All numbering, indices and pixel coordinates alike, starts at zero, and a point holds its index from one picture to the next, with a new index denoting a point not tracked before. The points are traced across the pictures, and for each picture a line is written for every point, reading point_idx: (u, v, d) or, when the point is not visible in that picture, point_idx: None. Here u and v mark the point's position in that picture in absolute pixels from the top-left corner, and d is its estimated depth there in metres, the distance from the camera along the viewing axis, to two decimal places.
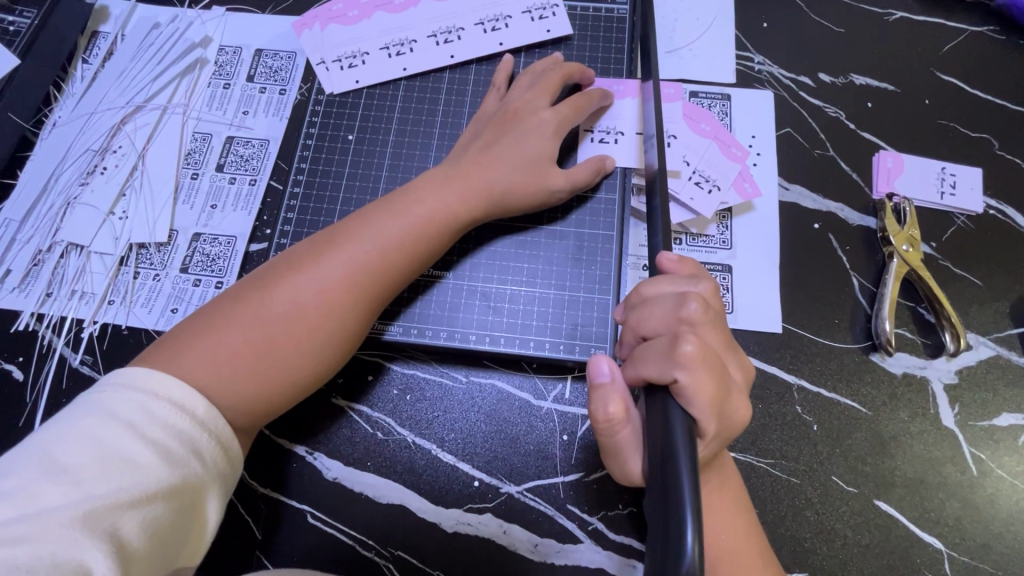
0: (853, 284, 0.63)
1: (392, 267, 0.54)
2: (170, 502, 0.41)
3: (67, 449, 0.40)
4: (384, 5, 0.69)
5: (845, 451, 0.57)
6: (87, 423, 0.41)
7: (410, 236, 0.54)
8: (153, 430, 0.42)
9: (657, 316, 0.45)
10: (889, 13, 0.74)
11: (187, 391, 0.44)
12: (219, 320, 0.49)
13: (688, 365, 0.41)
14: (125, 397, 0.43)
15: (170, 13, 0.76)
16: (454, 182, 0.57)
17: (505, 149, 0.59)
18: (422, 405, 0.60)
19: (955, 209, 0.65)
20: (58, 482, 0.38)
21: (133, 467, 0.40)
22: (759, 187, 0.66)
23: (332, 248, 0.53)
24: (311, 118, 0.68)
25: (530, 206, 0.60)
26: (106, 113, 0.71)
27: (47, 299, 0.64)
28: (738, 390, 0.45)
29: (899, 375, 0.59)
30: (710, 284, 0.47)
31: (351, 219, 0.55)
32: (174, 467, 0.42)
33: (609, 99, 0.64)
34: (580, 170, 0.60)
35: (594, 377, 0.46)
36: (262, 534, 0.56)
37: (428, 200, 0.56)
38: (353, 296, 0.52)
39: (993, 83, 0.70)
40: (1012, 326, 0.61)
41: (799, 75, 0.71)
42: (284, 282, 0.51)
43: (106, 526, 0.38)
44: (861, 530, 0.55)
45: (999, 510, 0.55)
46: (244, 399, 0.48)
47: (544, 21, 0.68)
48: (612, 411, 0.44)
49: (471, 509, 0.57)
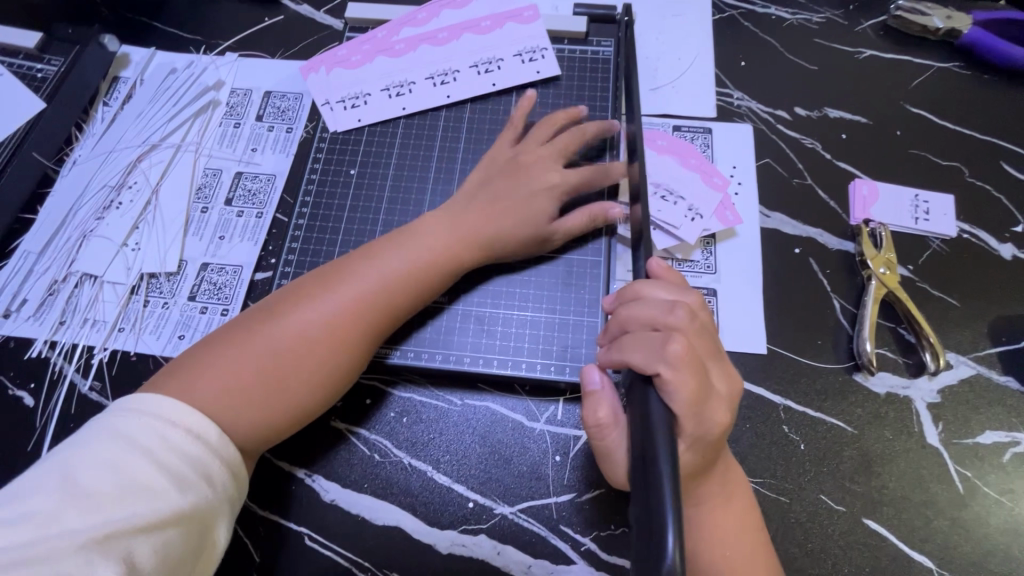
0: (835, 305, 0.65)
1: (393, 302, 0.56)
2: (181, 527, 0.43)
3: (88, 473, 0.42)
4: (385, 50, 0.74)
5: (832, 469, 0.58)
6: (106, 449, 0.44)
7: (411, 276, 0.57)
8: (168, 456, 0.44)
9: (648, 316, 0.49)
10: (859, 51, 0.78)
11: (201, 420, 0.47)
12: (227, 352, 0.52)
13: (674, 363, 0.44)
14: (145, 424, 0.45)
15: (186, 59, 0.81)
16: (460, 227, 0.60)
17: (511, 199, 0.62)
18: (418, 427, 0.61)
19: (930, 234, 0.67)
20: (79, 504, 0.41)
21: (149, 492, 0.43)
22: (740, 215, 0.69)
23: (339, 286, 0.55)
24: (316, 153, 0.72)
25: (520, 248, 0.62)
26: (124, 151, 0.75)
27: (60, 327, 0.67)
28: (719, 398, 0.47)
29: (882, 394, 0.61)
30: (696, 296, 0.51)
31: (355, 256, 0.58)
32: (186, 492, 0.44)
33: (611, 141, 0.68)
34: (571, 222, 0.62)
35: (587, 385, 0.53)
36: (260, 557, 0.57)
37: (431, 243, 0.59)
38: (359, 335, 0.54)
39: (960, 114, 0.74)
40: (990, 345, 0.63)
41: (776, 109, 0.75)
42: (291, 313, 0.54)
43: (121, 549, 0.41)
44: (852, 549, 0.56)
45: (988, 528, 0.56)
46: (253, 429, 0.50)
47: (534, 64, 0.73)
48: (600, 416, 0.51)
49: (466, 530, 0.58)
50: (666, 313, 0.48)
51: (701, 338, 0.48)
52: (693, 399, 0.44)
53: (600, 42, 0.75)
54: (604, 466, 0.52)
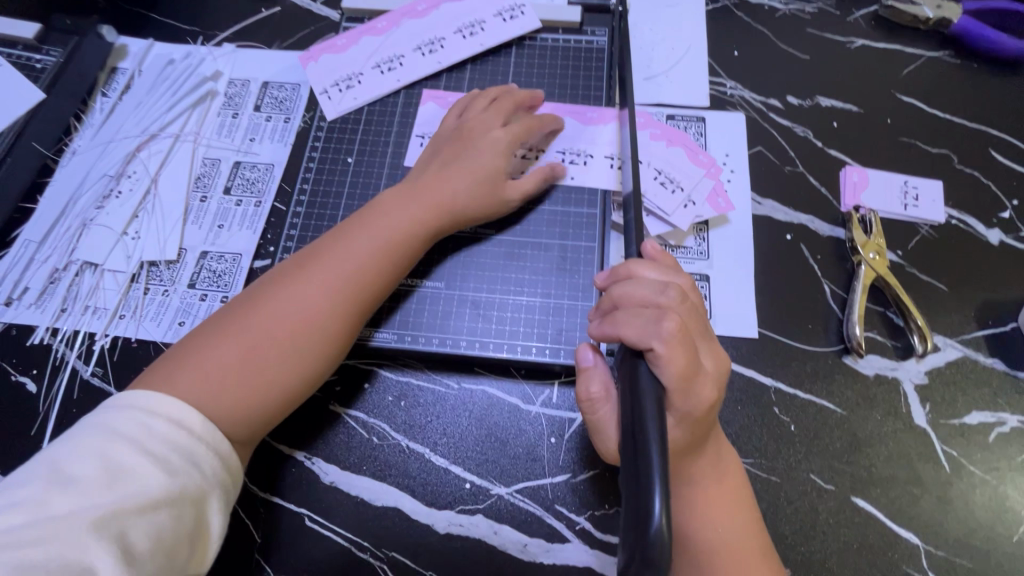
0: (825, 290, 0.66)
1: (368, 278, 0.57)
2: (171, 512, 0.44)
3: (74, 463, 0.44)
4: (369, 29, 0.75)
5: (822, 450, 0.60)
6: (96, 441, 0.45)
7: (389, 247, 0.59)
8: (153, 443, 0.46)
9: (640, 294, 0.50)
10: (850, 40, 0.79)
11: (184, 407, 0.48)
12: (209, 340, 0.53)
13: (667, 338, 0.45)
14: (128, 415, 0.47)
15: (184, 50, 0.82)
16: (422, 198, 0.61)
17: (459, 165, 0.63)
18: (416, 410, 0.62)
19: (919, 219, 0.69)
20: (67, 491, 0.42)
21: (136, 477, 0.44)
22: (732, 202, 0.70)
23: (313, 266, 0.57)
24: (314, 142, 0.73)
25: (485, 214, 0.64)
26: (123, 141, 0.76)
27: (61, 314, 0.68)
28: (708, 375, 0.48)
29: (871, 376, 0.62)
30: (687, 279, 0.53)
31: (326, 239, 0.59)
32: (175, 478, 0.45)
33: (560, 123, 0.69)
34: (525, 182, 0.65)
35: (581, 361, 0.54)
36: (261, 537, 0.59)
37: (396, 216, 0.60)
38: (335, 307, 0.55)
39: (950, 103, 0.75)
40: (977, 328, 0.64)
41: (768, 98, 0.76)
42: (267, 300, 0.55)
43: (112, 532, 0.42)
44: (841, 526, 0.57)
45: (974, 506, 0.57)
46: (242, 411, 0.51)
47: (516, 21, 0.75)
48: (593, 391, 0.52)
49: (463, 510, 0.59)
50: (658, 293, 0.49)
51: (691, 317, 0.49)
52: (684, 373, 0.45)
53: (595, 31, 0.76)
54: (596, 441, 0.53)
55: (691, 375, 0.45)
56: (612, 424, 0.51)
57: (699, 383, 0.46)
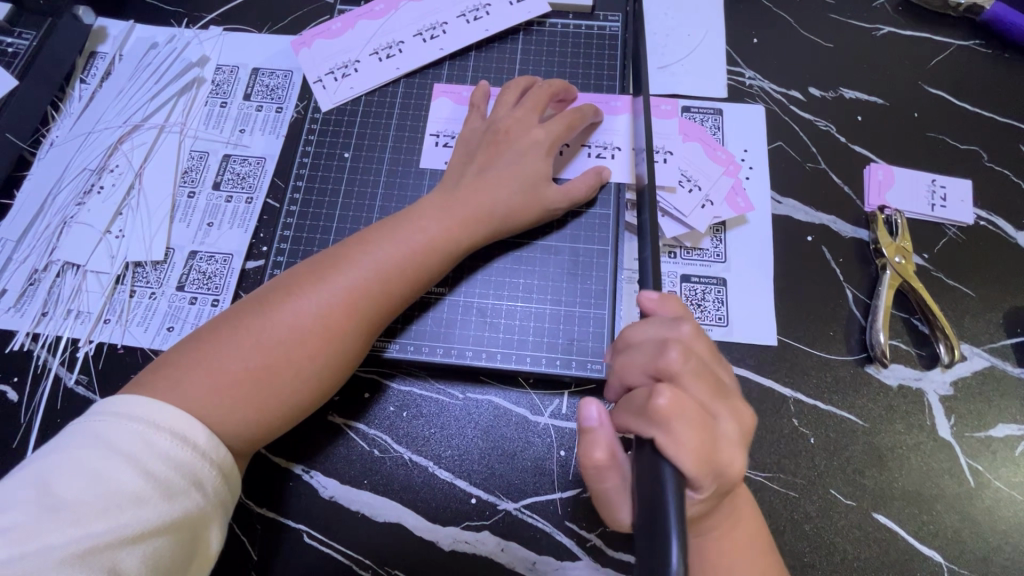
0: (847, 296, 0.63)
1: (390, 292, 0.54)
2: (170, 536, 0.41)
3: (66, 484, 0.40)
4: (365, 13, 0.70)
5: (843, 463, 0.57)
6: (86, 457, 0.41)
7: (414, 258, 0.55)
8: (154, 462, 0.42)
9: (637, 362, 0.46)
10: (877, 28, 0.75)
11: (187, 422, 0.45)
12: (220, 343, 0.49)
13: (663, 422, 0.41)
14: (126, 429, 0.43)
15: (168, 33, 0.77)
16: (455, 206, 0.57)
17: (498, 171, 0.59)
18: (419, 422, 0.60)
19: (947, 221, 0.65)
20: (58, 516, 0.38)
21: (136, 500, 0.40)
22: (751, 200, 0.66)
23: (335, 273, 0.53)
24: (308, 135, 0.68)
25: (527, 224, 0.60)
26: (104, 132, 0.71)
27: (42, 318, 0.64)
28: (731, 442, 0.43)
29: (894, 386, 0.59)
30: (693, 325, 0.46)
31: (349, 244, 0.55)
32: (176, 500, 0.42)
33: (600, 117, 0.65)
34: (575, 187, 0.61)
35: (582, 421, 0.46)
36: (258, 554, 0.56)
37: (427, 225, 0.56)
38: (353, 322, 0.52)
39: (980, 95, 0.71)
40: (1006, 337, 0.61)
41: (789, 90, 0.72)
42: (283, 307, 0.51)
43: (107, 562, 0.38)
44: (861, 544, 0.55)
45: (998, 523, 0.55)
46: (247, 427, 0.48)
47: (523, 4, 0.70)
48: (599, 457, 0.45)
49: (469, 527, 0.56)
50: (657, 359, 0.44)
51: (704, 383, 0.44)
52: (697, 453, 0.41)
53: (607, 16, 0.71)
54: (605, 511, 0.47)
55: (703, 450, 0.41)
56: (623, 492, 0.45)
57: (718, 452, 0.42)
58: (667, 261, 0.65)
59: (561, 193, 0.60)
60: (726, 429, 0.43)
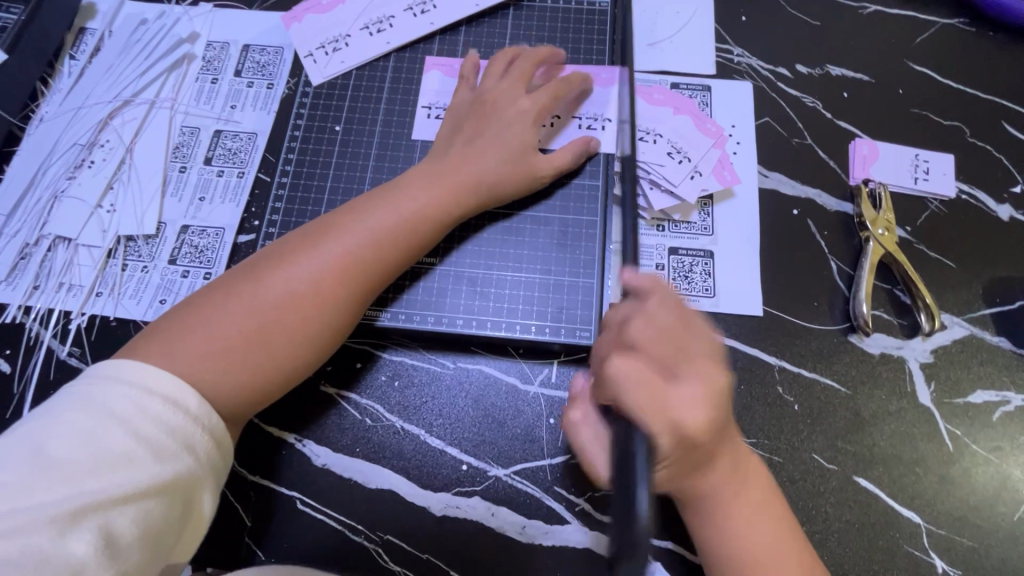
0: (832, 267, 0.64)
1: (380, 260, 0.54)
2: (162, 497, 0.42)
3: (60, 444, 0.41)
4: None
5: (826, 429, 0.59)
6: (79, 418, 0.42)
7: (404, 226, 0.55)
8: (146, 425, 0.43)
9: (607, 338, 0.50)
10: (863, 6, 0.76)
11: (179, 387, 0.45)
12: (211, 311, 0.50)
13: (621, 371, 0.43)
14: (119, 392, 0.43)
15: (157, 9, 0.76)
16: (446, 176, 0.58)
17: (486, 140, 0.60)
18: (410, 391, 0.60)
19: (929, 194, 0.66)
20: (50, 475, 0.39)
21: (127, 461, 0.41)
22: (738, 174, 0.67)
23: (325, 240, 0.53)
24: (299, 109, 0.68)
25: (517, 193, 0.61)
26: (94, 107, 0.71)
27: (34, 292, 0.64)
28: (693, 400, 0.43)
29: (876, 354, 0.61)
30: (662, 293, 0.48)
31: (339, 214, 0.56)
32: (167, 463, 0.42)
33: (590, 85, 0.66)
34: (559, 156, 0.62)
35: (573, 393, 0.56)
36: (251, 520, 0.57)
37: (417, 193, 0.57)
38: (343, 289, 0.52)
39: (963, 72, 0.72)
40: (985, 306, 0.63)
41: (776, 66, 0.73)
42: (274, 275, 0.52)
43: (99, 521, 0.39)
44: (842, 506, 0.56)
45: (975, 485, 0.57)
46: (239, 392, 0.49)
47: None
48: (573, 417, 0.51)
49: (460, 492, 0.57)
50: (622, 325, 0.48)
51: (665, 346, 0.45)
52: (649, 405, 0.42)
53: None
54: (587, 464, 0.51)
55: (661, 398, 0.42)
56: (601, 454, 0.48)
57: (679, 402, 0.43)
58: (655, 234, 0.66)
59: (546, 161, 0.61)
60: (689, 387, 0.44)
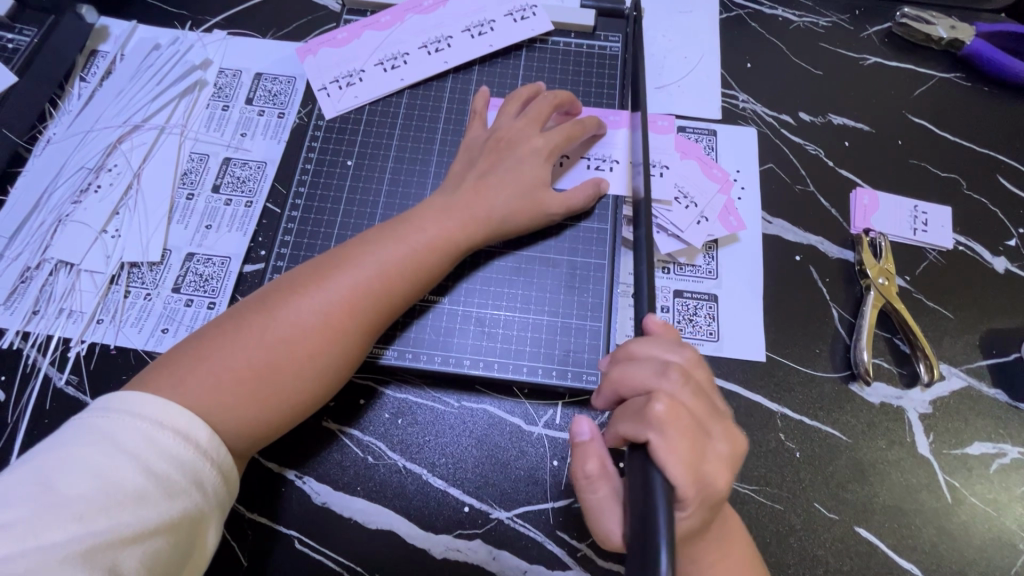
0: (833, 314, 0.65)
1: (392, 291, 0.54)
2: (168, 537, 0.41)
3: (67, 480, 0.40)
4: (371, 24, 0.71)
5: (827, 478, 0.59)
6: (88, 453, 0.41)
7: (415, 258, 0.56)
8: (156, 460, 0.42)
9: (639, 374, 0.48)
10: (864, 58, 0.78)
11: (190, 422, 0.45)
12: (224, 341, 0.50)
13: (660, 426, 0.43)
14: (130, 425, 0.43)
15: (171, 35, 0.77)
16: (456, 209, 0.59)
17: (499, 178, 0.61)
18: (414, 429, 0.60)
19: (928, 245, 0.68)
20: (60, 513, 0.38)
21: (138, 500, 0.40)
22: (743, 220, 0.68)
23: (337, 271, 0.53)
24: (311, 142, 0.68)
25: (528, 228, 0.62)
26: (103, 131, 0.71)
27: (33, 317, 0.64)
28: (720, 459, 0.46)
29: (876, 404, 0.61)
30: (692, 352, 0.50)
31: (352, 244, 0.56)
32: (176, 501, 0.42)
33: (602, 129, 0.66)
34: (574, 196, 0.62)
35: (576, 436, 0.49)
36: (247, 560, 0.56)
37: (428, 226, 0.57)
38: (354, 320, 0.52)
39: (961, 126, 0.74)
40: (982, 358, 0.64)
41: (780, 114, 0.75)
42: (287, 306, 0.51)
43: (106, 561, 0.38)
44: (843, 556, 0.57)
45: (973, 538, 0.57)
46: (249, 424, 0.48)
47: (526, 22, 0.72)
48: (590, 469, 0.47)
49: (461, 534, 0.57)
50: (657, 376, 0.47)
51: (703, 401, 0.47)
52: (688, 458, 0.43)
53: (608, 36, 0.73)
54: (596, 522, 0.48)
55: (695, 455, 0.43)
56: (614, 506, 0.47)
57: (705, 464, 0.44)
58: (661, 276, 0.67)
59: (559, 200, 0.62)
60: (719, 448, 0.46)
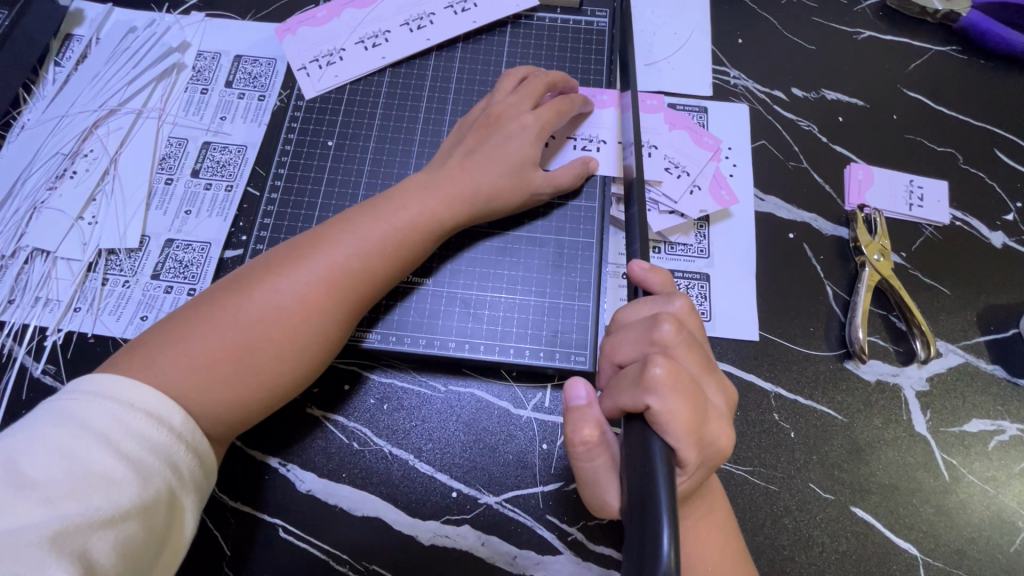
0: (828, 292, 0.64)
1: (373, 271, 0.53)
2: (143, 520, 0.40)
3: (34, 464, 0.38)
4: (351, 1, 0.70)
5: (822, 458, 0.58)
6: (55, 436, 0.39)
7: (397, 236, 0.54)
8: (127, 442, 0.40)
9: (629, 341, 0.46)
10: (858, 31, 0.76)
11: (160, 402, 0.43)
12: (198, 323, 0.48)
13: (660, 391, 0.41)
14: (99, 408, 0.41)
15: (147, 18, 0.75)
16: (438, 185, 0.57)
17: (487, 154, 0.59)
18: (399, 414, 0.59)
19: (923, 220, 0.67)
20: (26, 497, 0.36)
21: (107, 482, 0.39)
22: (736, 194, 0.67)
23: (314, 251, 0.52)
24: (290, 124, 0.67)
25: (514, 208, 0.60)
26: (78, 116, 0.69)
27: (8, 306, 0.62)
28: (718, 414, 0.44)
29: (872, 382, 0.60)
30: (686, 301, 0.48)
31: (331, 224, 0.54)
32: (150, 483, 0.40)
33: (589, 107, 0.65)
34: (563, 175, 0.61)
35: (571, 400, 0.46)
36: (231, 549, 0.54)
37: (409, 204, 0.56)
38: (331, 300, 0.51)
39: (957, 99, 0.73)
40: (980, 334, 0.62)
41: (773, 90, 0.73)
42: (261, 288, 0.50)
43: (78, 546, 0.36)
44: (838, 537, 0.55)
45: (971, 516, 0.56)
46: (227, 408, 0.47)
47: None
48: (587, 436, 0.44)
49: (448, 521, 0.56)
50: (651, 329, 0.45)
51: (697, 357, 0.45)
52: (691, 423, 0.41)
53: (595, 12, 0.72)
54: (590, 488, 0.46)
55: (696, 416, 0.41)
56: (607, 473, 0.45)
57: (709, 424, 0.43)
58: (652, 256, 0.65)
59: (551, 179, 0.60)
60: (714, 401, 0.45)
